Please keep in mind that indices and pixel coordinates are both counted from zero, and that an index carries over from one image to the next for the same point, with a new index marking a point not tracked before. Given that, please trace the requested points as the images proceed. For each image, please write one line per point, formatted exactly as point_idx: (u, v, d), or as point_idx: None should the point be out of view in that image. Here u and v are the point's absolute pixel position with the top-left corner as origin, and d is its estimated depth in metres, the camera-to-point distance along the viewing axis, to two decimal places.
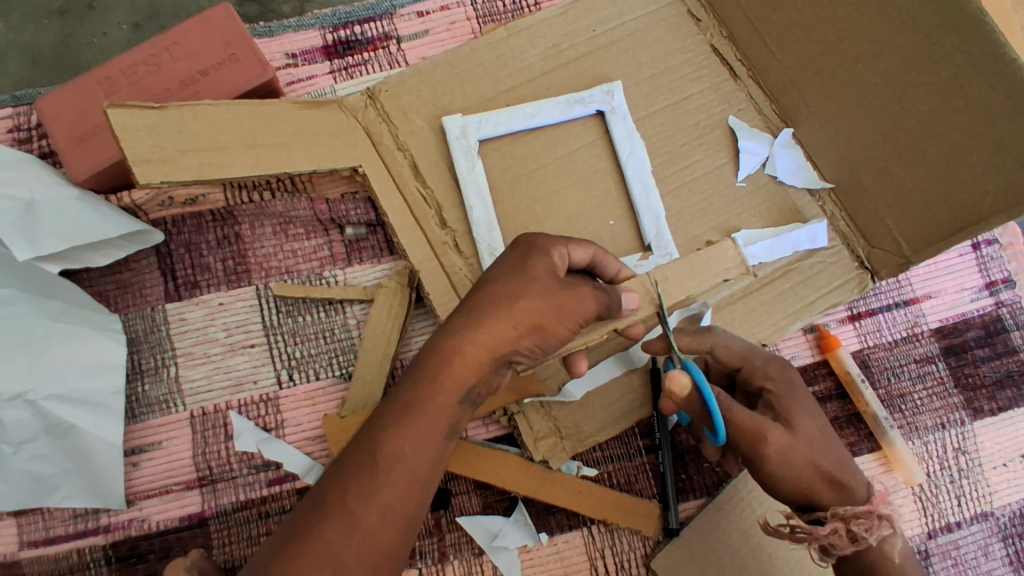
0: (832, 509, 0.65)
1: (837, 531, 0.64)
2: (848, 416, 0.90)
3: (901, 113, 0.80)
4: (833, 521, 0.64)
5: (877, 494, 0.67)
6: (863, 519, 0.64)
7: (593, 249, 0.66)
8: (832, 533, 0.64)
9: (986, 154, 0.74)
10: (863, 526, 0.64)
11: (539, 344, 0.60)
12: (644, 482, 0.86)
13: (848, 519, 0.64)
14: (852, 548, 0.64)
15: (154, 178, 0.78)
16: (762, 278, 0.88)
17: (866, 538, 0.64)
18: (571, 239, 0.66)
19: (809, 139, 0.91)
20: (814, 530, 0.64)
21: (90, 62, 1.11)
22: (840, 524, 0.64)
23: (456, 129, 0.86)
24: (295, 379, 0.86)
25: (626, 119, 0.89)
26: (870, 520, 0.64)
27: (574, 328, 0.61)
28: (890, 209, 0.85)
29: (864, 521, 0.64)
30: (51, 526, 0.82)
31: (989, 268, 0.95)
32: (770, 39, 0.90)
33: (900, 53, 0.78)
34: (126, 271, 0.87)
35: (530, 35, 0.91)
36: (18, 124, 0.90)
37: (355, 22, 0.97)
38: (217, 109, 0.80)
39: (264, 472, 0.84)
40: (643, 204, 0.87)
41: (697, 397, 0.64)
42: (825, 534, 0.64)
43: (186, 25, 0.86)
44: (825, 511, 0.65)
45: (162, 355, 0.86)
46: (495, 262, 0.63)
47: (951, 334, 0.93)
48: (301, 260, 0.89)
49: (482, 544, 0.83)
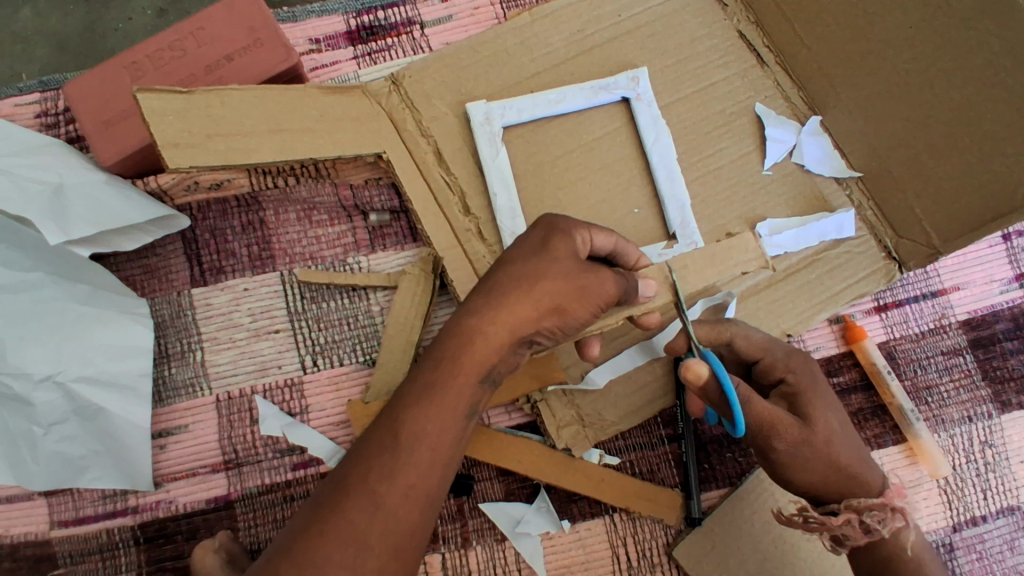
0: (845, 501, 0.67)
1: (851, 521, 0.67)
2: (874, 408, 0.89)
3: (933, 101, 0.79)
4: (847, 512, 0.66)
5: (892, 488, 0.70)
6: (876, 511, 0.66)
7: (615, 237, 0.67)
8: (845, 524, 0.67)
9: (1021, 143, 0.73)
10: (875, 518, 0.67)
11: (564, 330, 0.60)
12: (667, 471, 0.86)
13: (861, 510, 0.67)
14: (864, 539, 0.67)
15: (182, 163, 0.78)
16: (788, 268, 0.87)
17: (878, 529, 0.66)
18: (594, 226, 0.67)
19: (838, 126, 0.90)
20: (827, 521, 0.67)
21: (114, 48, 1.12)
22: (853, 515, 0.66)
23: (480, 116, 0.86)
24: (319, 364, 0.87)
25: (651, 106, 0.88)
26: (882, 512, 0.67)
27: (596, 312, 0.61)
28: (919, 198, 0.84)
29: (876, 513, 0.67)
30: (80, 506, 0.83)
31: (1019, 260, 0.93)
32: (798, 24, 0.88)
33: (933, 39, 0.77)
34: (152, 256, 0.88)
35: (555, 20, 0.90)
36: (46, 109, 0.91)
37: (379, 7, 0.97)
38: (242, 94, 0.80)
39: (289, 456, 0.84)
40: (668, 192, 0.87)
41: (715, 386, 0.62)
42: (839, 524, 0.66)
43: (211, 10, 0.86)
44: (839, 503, 0.68)
45: (188, 339, 0.87)
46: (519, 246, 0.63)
47: (979, 327, 0.91)
48: (325, 247, 0.89)
49: (505, 530, 0.83)
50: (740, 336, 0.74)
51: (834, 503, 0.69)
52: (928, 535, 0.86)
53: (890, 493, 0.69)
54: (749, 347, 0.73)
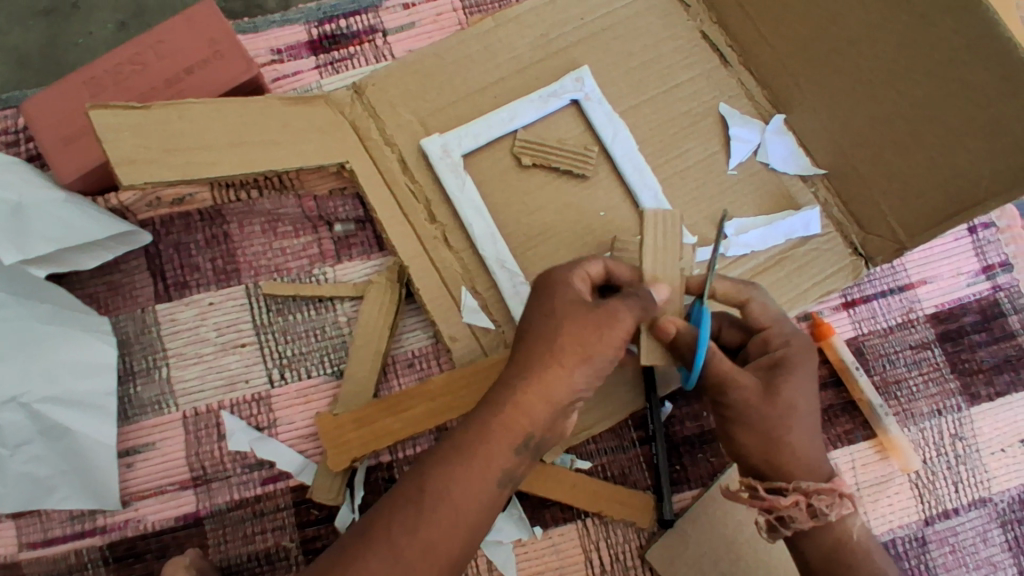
0: (794, 483, 0.63)
1: (799, 502, 0.63)
2: (844, 404, 0.90)
3: (895, 97, 0.79)
4: (795, 493, 0.62)
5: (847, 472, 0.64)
6: (825, 494, 0.62)
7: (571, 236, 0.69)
8: (793, 505, 0.63)
9: (982, 137, 0.73)
10: (824, 501, 0.62)
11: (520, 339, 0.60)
12: (639, 474, 0.86)
13: (809, 493, 0.62)
14: (811, 522, 0.63)
15: (139, 179, 0.77)
16: (755, 267, 0.87)
17: (827, 513, 0.62)
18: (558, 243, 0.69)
19: (801, 125, 0.90)
20: (773, 500, 0.63)
21: (76, 62, 1.11)
22: (802, 497, 0.62)
23: (436, 150, 0.85)
24: (287, 377, 0.86)
25: (601, 104, 0.88)
26: (831, 497, 0.62)
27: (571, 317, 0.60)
28: (884, 194, 0.84)
29: (825, 497, 0.62)
30: (48, 527, 0.83)
31: (986, 252, 0.94)
32: (761, 23, 0.89)
33: (891, 35, 0.77)
34: (117, 273, 0.87)
35: (518, 25, 0.90)
36: (5, 126, 0.90)
37: (342, 15, 0.96)
38: (201, 107, 0.80)
39: (258, 471, 0.84)
40: (638, 183, 0.87)
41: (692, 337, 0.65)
42: (786, 505, 0.62)
43: (169, 23, 0.85)
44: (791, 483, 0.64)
45: (154, 356, 0.86)
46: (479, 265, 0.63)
47: (948, 320, 0.92)
48: (291, 258, 0.89)
49: (477, 538, 0.83)
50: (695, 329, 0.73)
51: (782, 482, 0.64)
52: (899, 530, 0.87)
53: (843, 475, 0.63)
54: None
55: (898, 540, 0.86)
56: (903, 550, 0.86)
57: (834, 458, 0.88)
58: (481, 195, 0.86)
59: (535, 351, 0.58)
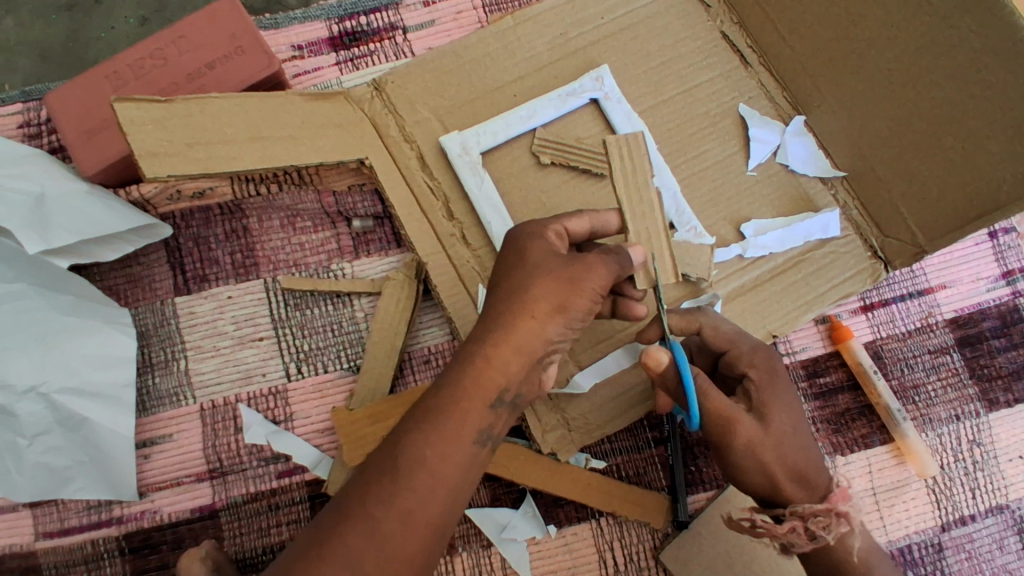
0: (791, 506, 0.65)
1: (796, 528, 0.64)
2: (861, 408, 0.89)
3: (916, 99, 0.79)
4: (793, 519, 0.63)
5: (837, 490, 0.66)
6: (821, 516, 0.64)
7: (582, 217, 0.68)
8: (791, 531, 0.64)
9: (1004, 141, 0.73)
10: (820, 524, 0.64)
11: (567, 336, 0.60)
12: (654, 474, 0.86)
13: (806, 517, 0.64)
14: (810, 545, 0.64)
15: (161, 172, 0.78)
16: (773, 268, 0.87)
17: (824, 536, 0.64)
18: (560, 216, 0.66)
19: (821, 126, 0.90)
20: (772, 527, 0.65)
21: (97, 57, 1.12)
22: (799, 522, 0.64)
23: (457, 148, 0.85)
24: (304, 371, 0.86)
25: (620, 103, 0.88)
26: (828, 518, 0.64)
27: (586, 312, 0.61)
28: (904, 197, 0.84)
29: (822, 519, 0.64)
30: (66, 517, 0.83)
31: (1006, 257, 0.93)
32: (781, 24, 0.88)
33: (914, 38, 0.77)
34: (136, 265, 0.88)
35: (538, 24, 0.89)
36: (29, 119, 0.91)
37: (361, 12, 0.97)
38: (222, 101, 0.80)
39: (274, 464, 0.84)
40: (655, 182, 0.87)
41: (675, 375, 0.62)
42: (785, 532, 0.64)
43: (191, 18, 0.86)
44: (785, 508, 0.65)
45: (172, 348, 0.86)
46: (500, 259, 0.63)
47: (967, 325, 0.91)
48: (309, 253, 0.89)
49: (491, 536, 0.83)
50: (715, 323, 0.72)
51: (782, 507, 0.66)
52: (915, 535, 0.86)
53: (835, 495, 0.65)
54: (723, 337, 0.72)
55: (913, 546, 0.86)
56: (919, 556, 0.86)
57: (850, 462, 0.88)
58: (499, 193, 0.86)
59: None
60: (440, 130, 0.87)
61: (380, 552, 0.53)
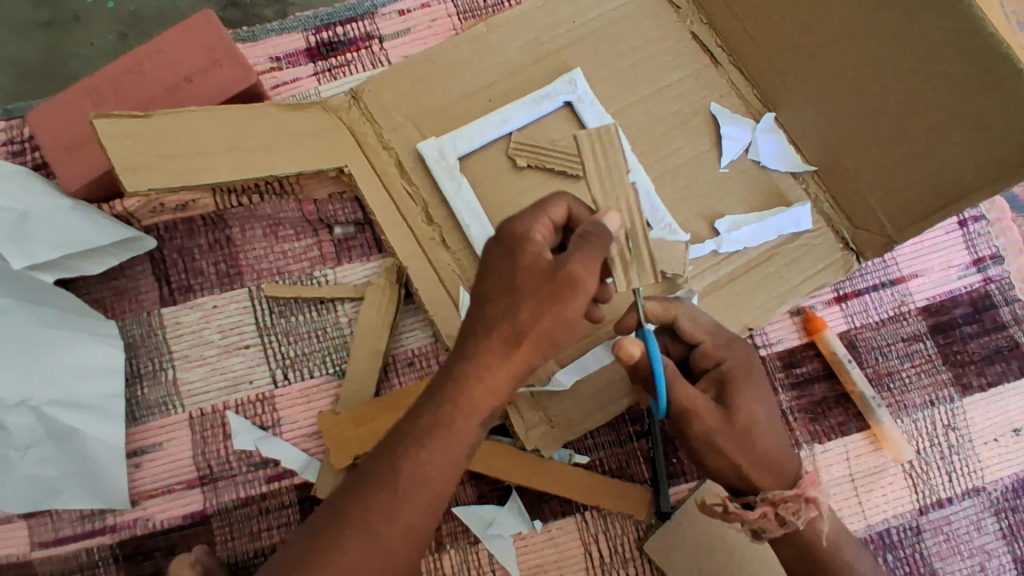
0: (762, 493, 0.67)
1: (766, 514, 0.66)
2: (837, 397, 0.91)
3: (881, 93, 0.81)
4: (762, 506, 0.66)
5: (807, 476, 0.68)
6: (791, 502, 0.66)
7: (564, 203, 0.68)
8: (762, 516, 0.67)
9: (965, 131, 0.75)
10: (790, 509, 0.66)
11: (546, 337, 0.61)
12: (636, 467, 0.88)
13: (776, 503, 0.66)
14: (780, 530, 0.67)
15: (141, 186, 0.79)
16: (748, 262, 0.89)
17: (793, 521, 0.66)
18: (540, 205, 0.66)
19: (791, 122, 0.92)
20: (745, 514, 0.67)
21: (78, 73, 1.13)
22: (769, 508, 0.66)
23: (434, 153, 0.87)
24: (290, 377, 0.88)
25: (593, 104, 0.89)
26: (797, 504, 0.66)
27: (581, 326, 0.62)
28: (872, 189, 0.86)
29: (792, 504, 0.66)
30: (59, 527, 0.85)
31: (976, 244, 0.95)
32: (748, 24, 0.90)
33: (877, 32, 0.78)
34: (122, 277, 0.90)
35: (510, 30, 0.91)
36: (12, 137, 0.92)
37: (338, 23, 0.98)
38: (201, 115, 0.81)
39: (263, 469, 0.86)
40: None
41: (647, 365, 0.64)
42: (756, 518, 0.66)
43: (169, 33, 0.87)
44: (757, 495, 0.67)
45: (159, 358, 0.88)
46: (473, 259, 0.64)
47: (939, 312, 0.93)
48: (292, 261, 0.91)
49: (477, 532, 0.85)
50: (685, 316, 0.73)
51: (752, 494, 0.68)
52: (894, 519, 0.88)
53: (804, 481, 0.67)
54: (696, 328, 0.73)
55: (892, 530, 0.88)
56: (897, 540, 0.88)
57: (827, 449, 0.90)
58: (476, 196, 0.88)
59: (527, 347, 0.60)
60: (417, 139, 0.88)
61: (363, 547, 0.58)
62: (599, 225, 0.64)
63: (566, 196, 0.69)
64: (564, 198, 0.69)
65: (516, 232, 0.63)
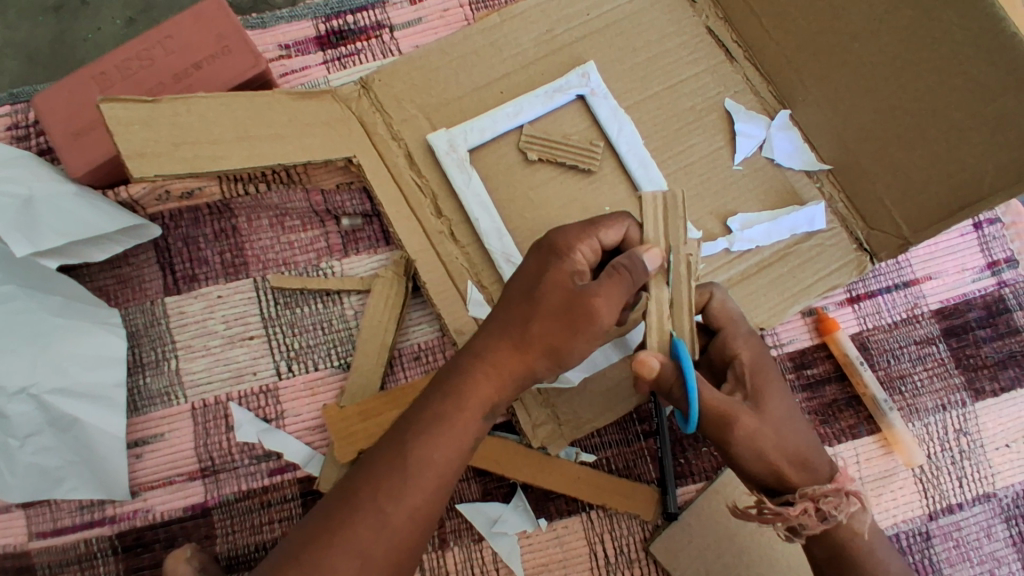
0: (801, 489, 0.64)
1: (808, 510, 0.64)
2: (848, 399, 0.90)
3: (899, 92, 0.79)
4: (804, 502, 0.63)
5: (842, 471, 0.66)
6: (831, 497, 0.64)
7: (621, 228, 0.65)
8: (801, 513, 0.64)
9: (987, 132, 0.74)
10: (831, 504, 0.64)
11: (560, 336, 0.60)
12: (643, 466, 0.86)
13: (817, 499, 0.64)
14: (823, 526, 0.64)
15: (148, 172, 0.78)
16: (760, 261, 0.87)
17: (835, 515, 0.64)
18: (596, 223, 0.64)
19: (806, 120, 0.90)
20: (784, 511, 0.64)
21: (84, 58, 1.12)
22: (810, 504, 0.64)
23: (444, 144, 0.86)
24: (294, 370, 0.87)
25: (607, 98, 0.88)
26: (837, 498, 0.65)
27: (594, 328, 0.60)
28: (888, 190, 0.84)
29: (832, 499, 0.64)
30: (58, 517, 0.84)
31: (991, 248, 0.94)
32: (766, 19, 0.89)
33: (897, 29, 0.77)
34: (126, 266, 0.88)
35: (524, 21, 0.90)
36: (17, 121, 0.91)
37: (348, 11, 0.97)
38: (210, 101, 0.80)
39: (265, 462, 0.85)
40: (643, 176, 0.87)
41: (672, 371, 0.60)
42: (796, 514, 0.64)
43: (178, 17, 0.86)
44: (793, 492, 0.65)
45: (163, 348, 0.87)
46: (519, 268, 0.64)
47: (953, 315, 0.92)
48: (298, 252, 0.89)
49: (481, 530, 0.84)
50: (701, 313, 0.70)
51: (789, 491, 0.66)
52: (903, 524, 0.87)
53: (840, 476, 0.66)
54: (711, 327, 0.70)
55: (901, 535, 0.87)
56: (907, 545, 0.87)
57: (838, 452, 0.89)
58: (487, 189, 0.87)
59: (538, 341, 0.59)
60: (427, 134, 0.87)
61: (371, 531, 0.57)
62: (636, 262, 0.60)
63: (627, 219, 0.66)
64: (623, 222, 0.66)
65: (554, 245, 0.62)
